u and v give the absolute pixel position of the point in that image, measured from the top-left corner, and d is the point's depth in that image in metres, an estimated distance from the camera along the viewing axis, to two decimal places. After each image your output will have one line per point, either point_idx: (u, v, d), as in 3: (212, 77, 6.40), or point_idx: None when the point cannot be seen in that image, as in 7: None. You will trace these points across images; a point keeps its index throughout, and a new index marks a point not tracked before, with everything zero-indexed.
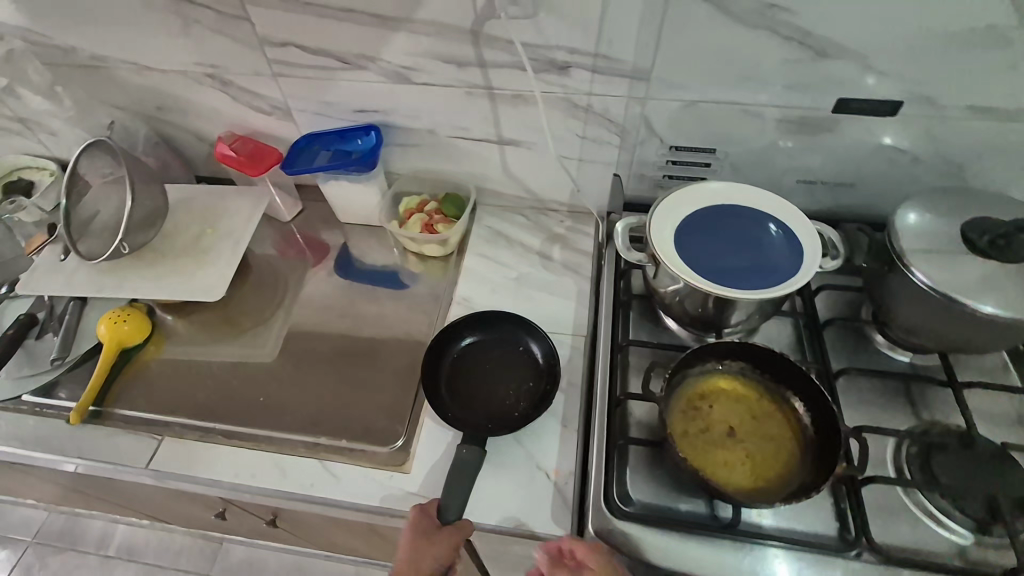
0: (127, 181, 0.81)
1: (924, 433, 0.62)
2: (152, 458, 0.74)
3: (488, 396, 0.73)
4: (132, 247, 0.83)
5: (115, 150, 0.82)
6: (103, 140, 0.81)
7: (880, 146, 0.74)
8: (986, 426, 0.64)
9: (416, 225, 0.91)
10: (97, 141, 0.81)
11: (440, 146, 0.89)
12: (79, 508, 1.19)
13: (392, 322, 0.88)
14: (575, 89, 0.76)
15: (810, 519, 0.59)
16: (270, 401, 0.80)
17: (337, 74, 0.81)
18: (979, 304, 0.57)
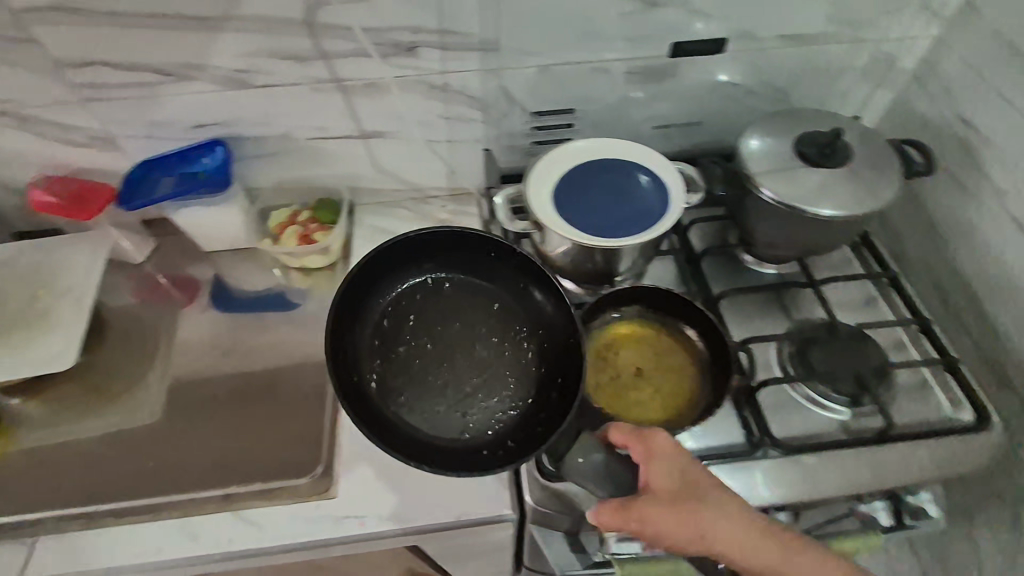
0: None
1: (799, 331, 0.69)
2: (27, 565, 0.63)
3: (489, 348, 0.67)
4: None
5: None
6: None
7: (717, 83, 0.80)
8: (844, 314, 0.73)
9: (291, 238, 0.85)
10: None
11: (299, 151, 0.83)
12: None
13: (286, 347, 0.82)
14: (427, 70, 0.74)
15: (721, 433, 0.63)
16: (164, 465, 0.72)
17: (160, 89, 0.72)
18: (821, 210, 0.65)
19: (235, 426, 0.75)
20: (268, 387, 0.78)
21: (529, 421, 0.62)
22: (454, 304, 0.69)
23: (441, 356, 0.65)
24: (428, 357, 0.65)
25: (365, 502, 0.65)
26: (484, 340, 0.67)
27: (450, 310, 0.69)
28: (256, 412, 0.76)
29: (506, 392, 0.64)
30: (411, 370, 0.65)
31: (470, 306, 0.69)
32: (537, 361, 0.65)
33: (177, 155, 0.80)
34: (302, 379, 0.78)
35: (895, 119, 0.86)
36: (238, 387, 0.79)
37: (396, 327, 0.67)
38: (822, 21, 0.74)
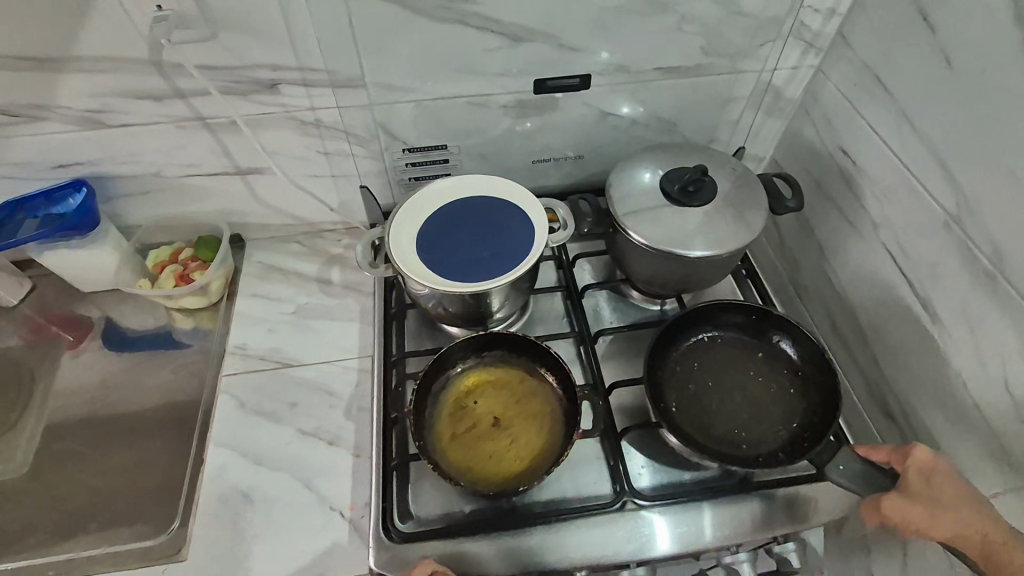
0: None
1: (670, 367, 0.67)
2: None
3: (715, 412, 0.63)
4: None
5: None
6: None
7: (602, 116, 0.79)
8: None
9: (169, 279, 0.82)
10: None
11: (175, 187, 0.80)
12: None
13: (160, 392, 0.78)
14: (295, 106, 0.71)
15: (586, 484, 0.61)
16: (8, 526, 0.67)
17: (10, 129, 0.69)
18: (688, 250, 0.63)
19: (91, 480, 0.71)
20: (132, 436, 0.74)
21: (792, 445, 0.60)
22: (733, 355, 0.67)
23: (718, 399, 0.63)
24: (709, 390, 0.64)
25: (217, 563, 0.63)
26: (764, 384, 0.65)
27: (729, 362, 0.67)
28: (116, 464, 0.72)
29: (765, 431, 0.61)
30: (689, 406, 0.63)
31: (739, 353, 0.67)
32: (806, 394, 0.64)
33: (41, 195, 0.76)
34: (170, 426, 0.75)
35: (787, 148, 0.85)
36: (100, 438, 0.74)
37: (676, 369, 0.66)
38: (698, 54, 0.73)
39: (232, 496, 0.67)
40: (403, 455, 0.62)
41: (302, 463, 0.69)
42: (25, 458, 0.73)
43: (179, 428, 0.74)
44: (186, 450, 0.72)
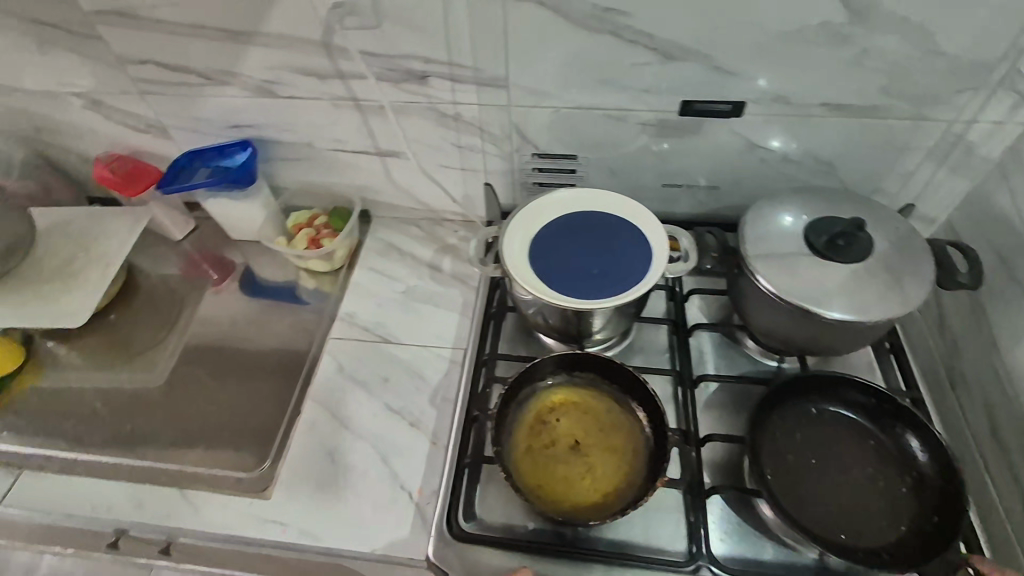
0: None
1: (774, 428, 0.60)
2: (6, 494, 0.71)
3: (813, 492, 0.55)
4: None
5: None
6: None
7: (749, 147, 0.73)
8: None
9: (302, 240, 0.89)
10: None
11: (321, 159, 0.87)
12: None
13: (277, 340, 0.86)
14: (438, 99, 0.74)
15: (659, 536, 0.57)
16: (138, 429, 0.77)
17: (201, 89, 0.79)
18: (825, 310, 0.56)
19: (207, 406, 0.79)
20: (246, 375, 0.82)
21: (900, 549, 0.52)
22: (843, 434, 0.59)
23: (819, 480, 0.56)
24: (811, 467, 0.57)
25: (294, 510, 0.67)
26: (874, 474, 0.56)
27: (836, 440, 0.58)
28: (229, 397, 0.80)
29: (870, 526, 0.53)
30: (783, 478, 0.56)
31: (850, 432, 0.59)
32: (921, 498, 0.55)
33: (214, 149, 0.87)
34: (278, 373, 0.82)
35: (968, 212, 0.73)
36: (222, 370, 0.83)
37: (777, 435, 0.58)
38: (875, 93, 0.65)
39: (317, 452, 0.71)
40: (477, 454, 0.62)
41: (382, 436, 0.72)
42: (162, 373, 0.84)
43: (285, 378, 0.81)
44: (286, 398, 0.79)
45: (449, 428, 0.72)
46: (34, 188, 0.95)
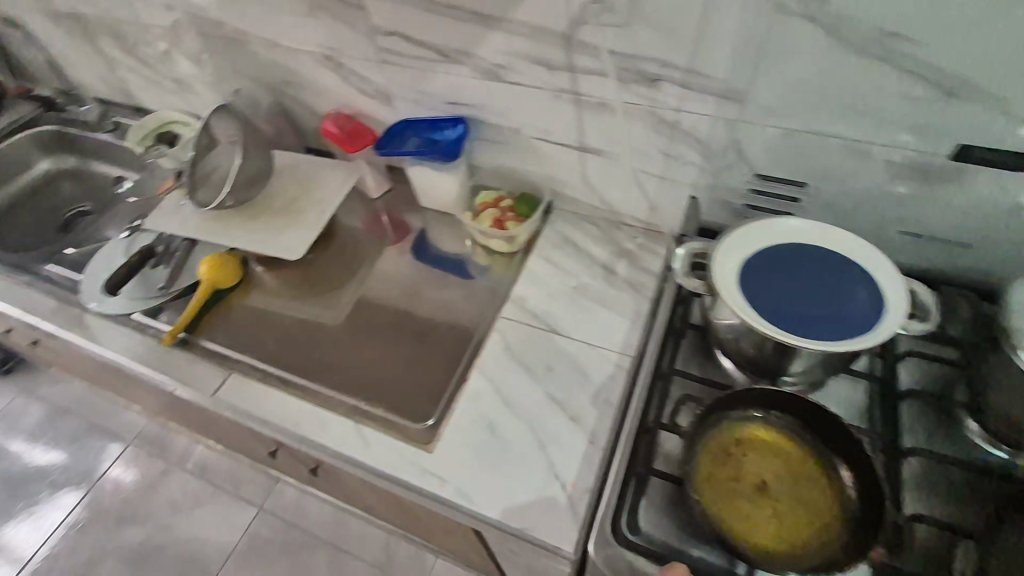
0: (241, 144, 0.90)
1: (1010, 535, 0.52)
2: (218, 389, 0.83)
3: None
4: (237, 202, 0.91)
5: (237, 115, 0.90)
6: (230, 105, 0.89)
7: (1012, 206, 0.64)
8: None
9: (488, 220, 0.93)
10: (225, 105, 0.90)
11: (523, 146, 0.90)
12: (181, 421, 1.41)
13: (450, 307, 0.91)
14: (662, 104, 0.73)
15: None
16: (323, 360, 0.86)
17: (435, 65, 0.85)
18: None
19: (383, 354, 0.86)
20: (419, 334, 0.88)
21: None
22: None
23: None
24: None
25: (452, 469, 0.71)
26: None
27: None
28: (402, 350, 0.86)
29: None
30: None
31: None
32: None
33: (428, 122, 0.93)
34: (449, 337, 0.87)
35: None
36: (397, 324, 0.90)
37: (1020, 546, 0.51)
38: None
39: (478, 422, 0.74)
40: (648, 465, 0.61)
41: (542, 422, 0.73)
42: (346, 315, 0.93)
43: (453, 344, 0.86)
44: (453, 363, 0.83)
45: (608, 430, 0.72)
46: (269, 132, 1.08)
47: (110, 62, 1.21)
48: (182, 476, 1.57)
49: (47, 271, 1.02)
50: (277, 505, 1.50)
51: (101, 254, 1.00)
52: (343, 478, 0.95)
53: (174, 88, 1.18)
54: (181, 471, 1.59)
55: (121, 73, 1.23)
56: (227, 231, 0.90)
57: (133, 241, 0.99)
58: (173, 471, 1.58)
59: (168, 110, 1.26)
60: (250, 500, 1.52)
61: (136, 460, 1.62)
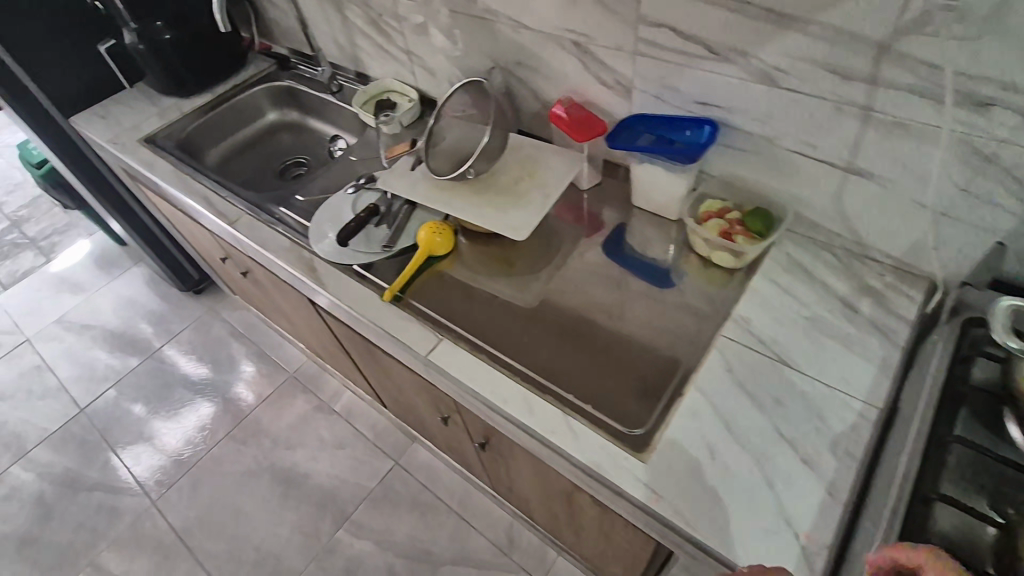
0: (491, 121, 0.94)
1: None
2: (430, 350, 0.85)
3: None
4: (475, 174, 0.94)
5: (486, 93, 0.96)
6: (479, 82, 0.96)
7: None
8: None
9: (713, 229, 0.87)
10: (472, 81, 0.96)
11: (772, 157, 0.83)
12: (344, 368, 1.52)
13: (660, 313, 0.87)
14: (984, 133, 0.64)
15: None
16: (528, 342, 0.85)
17: (698, 62, 0.81)
18: None
19: (590, 347, 0.83)
20: (629, 334, 0.84)
21: None
22: None
23: None
24: None
25: (669, 486, 0.68)
26: None
27: None
28: (610, 347, 0.83)
29: None
30: None
31: None
32: None
33: (666, 120, 0.89)
34: (660, 344, 0.82)
35: None
36: (605, 320, 0.87)
37: None
38: None
39: (696, 442, 0.70)
40: (926, 541, 0.54)
41: (770, 459, 0.68)
42: (549, 299, 0.92)
43: (665, 351, 0.81)
44: (667, 373, 0.79)
45: (849, 485, 0.65)
46: None
47: (349, 28, 1.30)
48: (331, 416, 1.70)
49: (279, 213, 1.12)
50: (411, 463, 1.57)
51: (330, 205, 1.08)
52: (515, 456, 0.96)
53: (402, 59, 1.24)
54: (330, 412, 1.71)
55: (355, 40, 1.31)
56: (455, 202, 0.92)
57: (360, 198, 1.07)
58: (323, 410, 1.71)
59: (389, 79, 1.33)
60: (387, 453, 1.60)
61: (292, 392, 1.77)
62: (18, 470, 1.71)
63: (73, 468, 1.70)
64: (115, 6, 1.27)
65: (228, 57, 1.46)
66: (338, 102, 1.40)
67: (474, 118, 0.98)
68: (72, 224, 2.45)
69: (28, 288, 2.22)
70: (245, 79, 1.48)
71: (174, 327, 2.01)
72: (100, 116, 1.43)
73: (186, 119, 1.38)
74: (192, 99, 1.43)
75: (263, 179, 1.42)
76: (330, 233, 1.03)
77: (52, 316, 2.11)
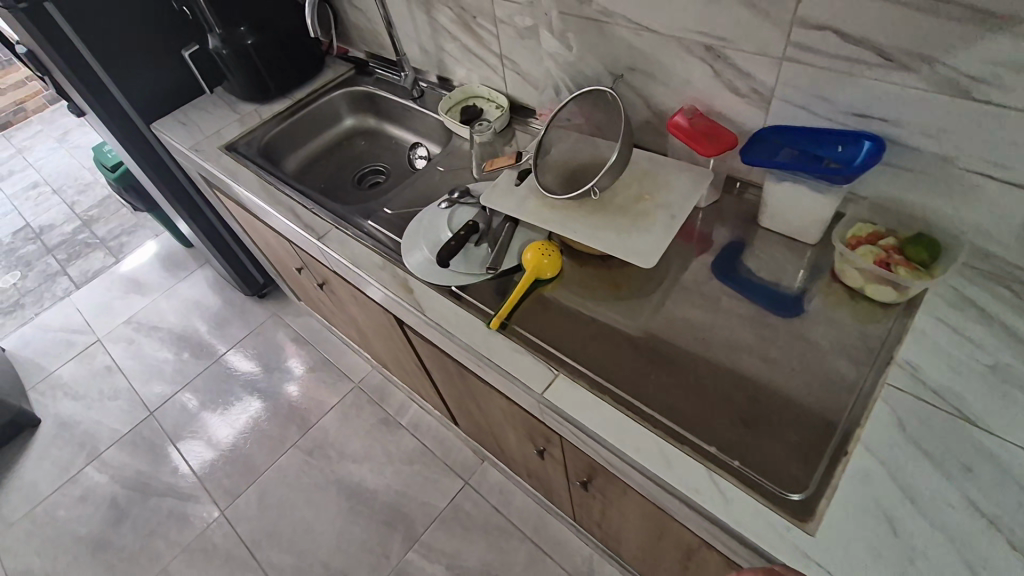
0: (623, 130, 0.81)
1: None
2: (547, 388, 0.78)
3: None
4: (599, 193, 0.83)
5: (599, 102, 0.89)
6: (589, 91, 0.90)
7: None
8: None
9: (867, 257, 0.77)
10: (584, 92, 0.91)
11: (945, 178, 0.73)
12: (416, 382, 1.47)
13: (805, 351, 0.76)
14: None
15: None
16: (656, 380, 0.77)
17: (864, 69, 0.71)
18: None
19: (727, 389, 0.74)
20: (772, 375, 0.75)
21: None
22: None
23: None
24: None
25: (845, 566, 0.58)
26: None
27: None
28: (750, 390, 0.74)
29: None
30: None
31: None
32: None
33: (812, 133, 0.79)
34: (812, 388, 0.72)
35: None
36: (741, 358, 0.77)
37: None
38: None
39: (873, 510, 0.60)
40: None
41: (968, 540, 0.58)
42: (672, 331, 0.83)
43: (819, 396, 0.71)
44: (825, 424, 0.69)
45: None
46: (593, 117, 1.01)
47: (436, 32, 1.24)
48: (397, 430, 1.65)
49: (368, 226, 1.07)
50: (481, 484, 1.51)
51: (422, 218, 1.02)
52: (624, 501, 0.87)
53: (494, 64, 1.17)
54: (396, 426, 1.66)
55: (442, 44, 1.26)
56: (572, 225, 0.84)
57: (456, 213, 1.00)
58: (388, 424, 1.67)
59: (475, 84, 1.27)
60: (455, 472, 1.54)
61: (357, 403, 1.74)
62: (92, 471, 1.73)
63: (143, 472, 1.70)
64: (203, 11, 1.25)
65: (308, 62, 1.42)
66: (419, 108, 1.35)
67: (581, 129, 0.94)
68: (140, 225, 2.49)
69: (99, 288, 2.27)
70: (324, 84, 1.45)
71: (239, 332, 2.01)
72: (182, 122, 1.42)
73: (267, 126, 1.35)
74: (272, 104, 1.40)
75: (341, 187, 1.38)
76: (425, 250, 0.97)
77: (122, 316, 2.14)
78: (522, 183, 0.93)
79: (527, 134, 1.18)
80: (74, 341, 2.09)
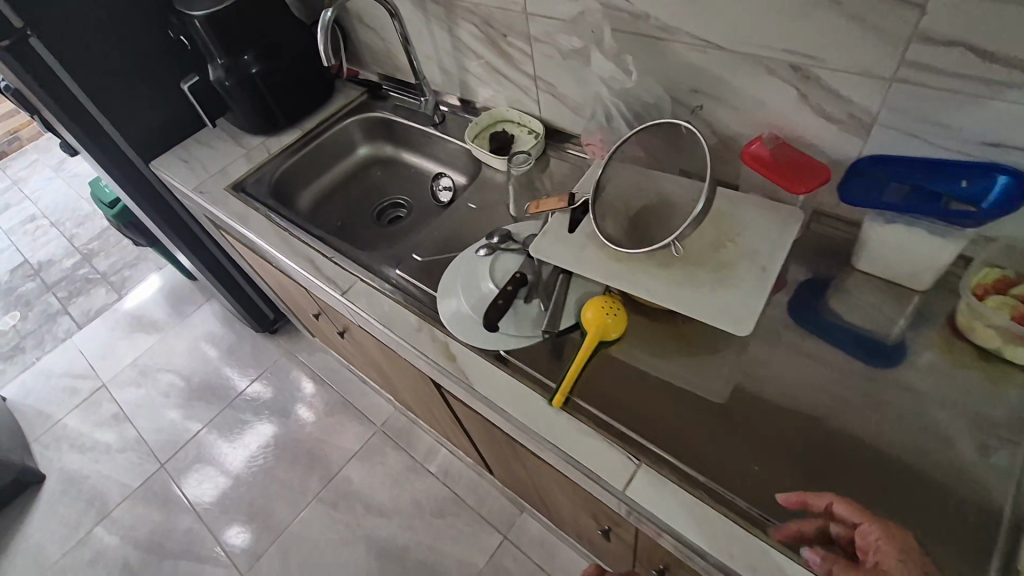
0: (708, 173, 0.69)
1: None
2: (629, 484, 0.66)
3: None
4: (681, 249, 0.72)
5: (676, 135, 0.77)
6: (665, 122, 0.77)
7: None
8: None
9: (1002, 311, 0.64)
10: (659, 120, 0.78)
11: None
12: (448, 431, 1.35)
13: (932, 430, 0.64)
14: None
15: None
16: (760, 471, 0.65)
17: (1003, 92, 0.58)
18: None
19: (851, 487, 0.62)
20: (903, 467, 0.62)
21: None
22: None
23: None
24: None
25: None
26: None
27: None
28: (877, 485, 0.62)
29: None
30: None
31: None
32: None
33: (926, 165, 0.68)
34: (950, 483, 0.61)
35: None
36: (859, 439, 0.65)
37: None
38: None
39: None
40: None
41: None
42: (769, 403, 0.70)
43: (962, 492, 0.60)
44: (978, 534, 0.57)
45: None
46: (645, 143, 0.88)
47: (458, 51, 1.12)
48: (425, 478, 1.54)
49: (396, 276, 0.96)
50: (521, 538, 1.39)
51: (459, 265, 0.91)
52: None
53: (525, 85, 1.05)
54: (424, 473, 1.55)
55: (465, 64, 1.13)
56: (644, 283, 0.71)
57: (498, 260, 0.88)
58: (416, 470, 1.55)
59: (503, 107, 1.15)
60: (491, 524, 1.43)
61: (381, 448, 1.62)
62: (102, 532, 1.62)
63: (157, 532, 1.60)
64: (203, 40, 1.13)
65: (317, 88, 1.30)
66: (441, 135, 1.23)
67: (637, 161, 0.82)
68: (141, 258, 2.38)
69: (102, 328, 2.16)
70: (334, 111, 1.33)
71: (251, 371, 1.90)
72: (182, 159, 1.30)
73: (276, 161, 1.24)
74: (280, 136, 1.29)
75: (359, 224, 1.27)
76: (461, 299, 0.86)
77: (127, 358, 2.03)
78: (575, 233, 0.80)
79: (566, 161, 1.06)
80: (79, 387, 1.99)
